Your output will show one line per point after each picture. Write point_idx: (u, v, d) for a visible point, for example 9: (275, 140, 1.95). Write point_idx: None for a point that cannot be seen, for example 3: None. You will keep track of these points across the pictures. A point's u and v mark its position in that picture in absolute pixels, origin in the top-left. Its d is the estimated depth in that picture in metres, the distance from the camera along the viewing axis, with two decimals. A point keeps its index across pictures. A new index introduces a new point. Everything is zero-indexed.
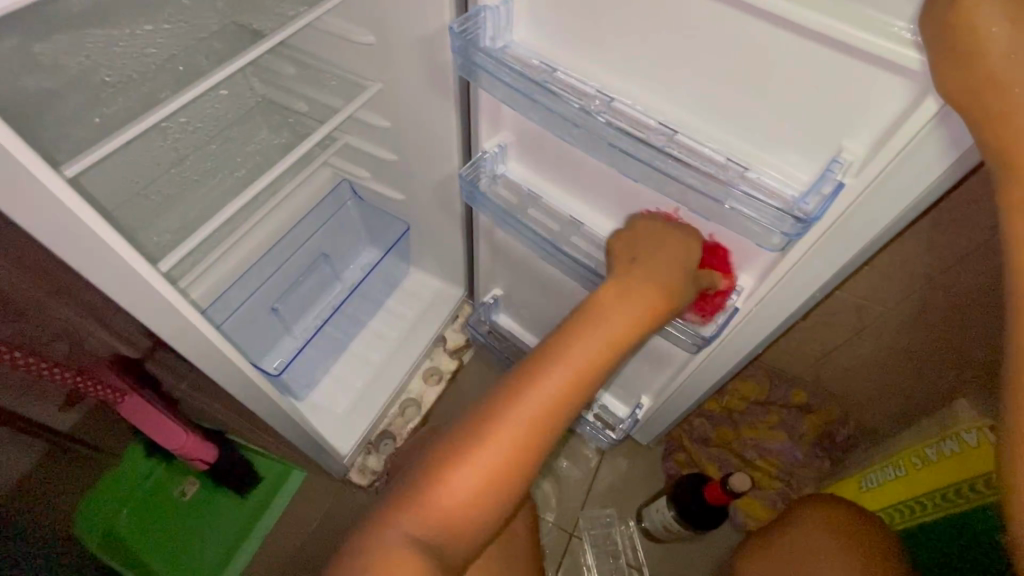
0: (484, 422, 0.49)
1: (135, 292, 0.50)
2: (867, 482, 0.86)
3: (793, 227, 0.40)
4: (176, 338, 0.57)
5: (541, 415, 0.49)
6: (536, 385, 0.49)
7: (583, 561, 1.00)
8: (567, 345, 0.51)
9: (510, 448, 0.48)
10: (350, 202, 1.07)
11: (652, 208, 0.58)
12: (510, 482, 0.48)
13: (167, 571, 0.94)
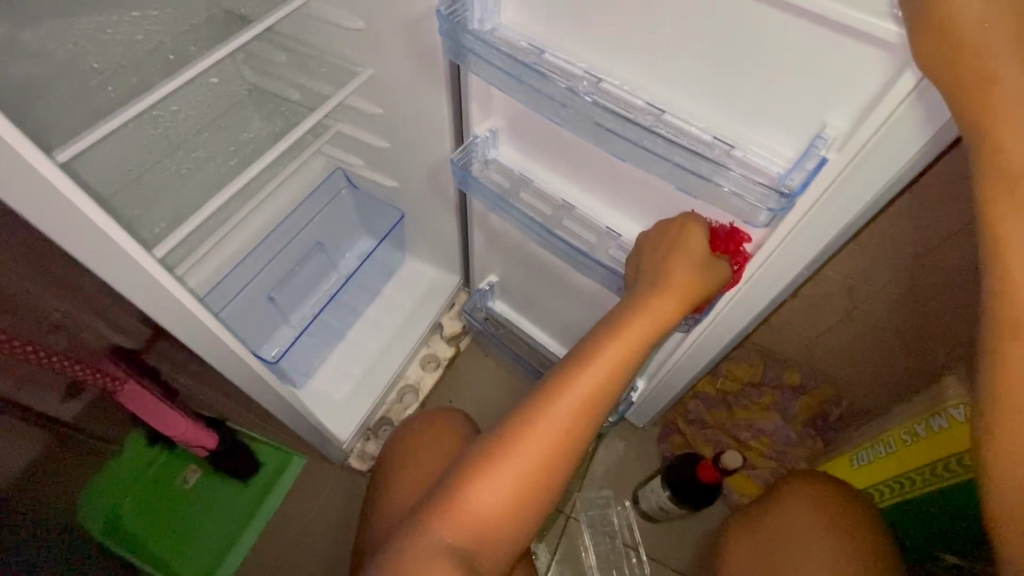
0: (515, 431, 0.49)
1: (131, 278, 0.50)
2: (857, 459, 0.88)
3: (778, 203, 0.42)
4: (173, 325, 0.57)
5: (571, 423, 0.49)
6: (568, 392, 0.49)
7: (580, 541, 1.02)
8: (595, 352, 0.51)
9: (541, 456, 0.48)
10: (345, 190, 1.07)
11: (643, 191, 0.58)
12: (541, 489, 0.49)
13: (169, 557, 0.95)
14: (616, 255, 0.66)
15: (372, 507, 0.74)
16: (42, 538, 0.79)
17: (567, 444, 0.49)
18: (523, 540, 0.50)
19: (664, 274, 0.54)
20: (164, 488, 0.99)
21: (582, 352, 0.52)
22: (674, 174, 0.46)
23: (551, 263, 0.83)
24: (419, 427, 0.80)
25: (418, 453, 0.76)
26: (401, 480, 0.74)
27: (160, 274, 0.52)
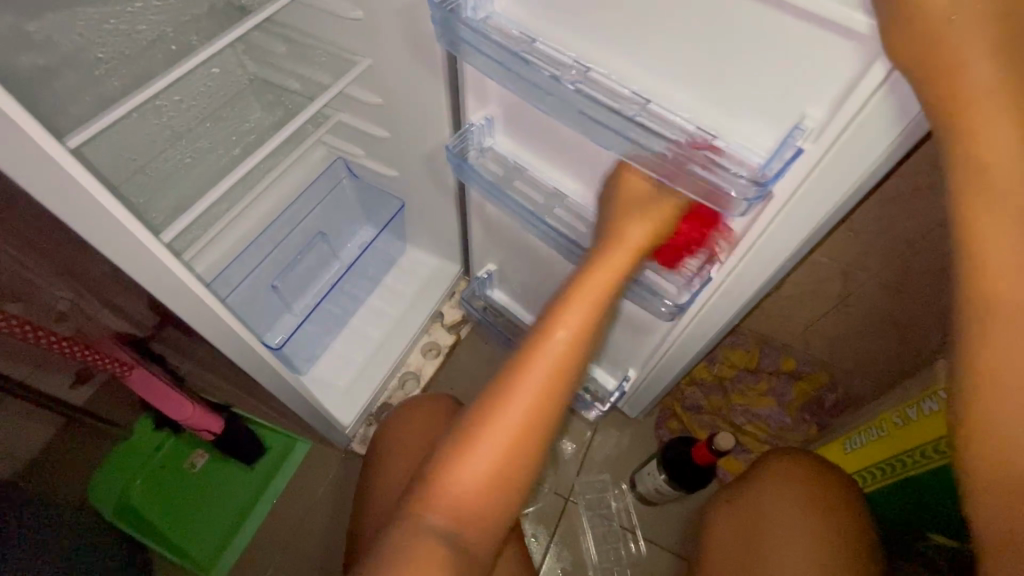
0: (490, 407, 0.50)
1: (138, 262, 0.52)
2: (850, 443, 0.90)
3: (752, 191, 0.43)
4: (179, 309, 0.59)
5: (540, 392, 0.50)
6: (535, 359, 0.51)
7: (578, 523, 1.05)
8: (553, 322, 0.52)
9: (517, 425, 0.49)
10: (345, 179, 1.09)
11: None
12: (521, 456, 0.50)
13: (178, 538, 0.98)
14: None
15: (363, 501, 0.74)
16: (57, 518, 0.81)
17: (540, 412, 0.50)
18: (511, 510, 0.51)
19: (610, 240, 0.54)
20: (171, 474, 1.01)
21: (541, 324, 0.53)
22: (657, 163, 0.48)
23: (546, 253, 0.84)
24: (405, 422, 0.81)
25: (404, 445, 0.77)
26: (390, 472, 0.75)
27: (168, 258, 0.54)
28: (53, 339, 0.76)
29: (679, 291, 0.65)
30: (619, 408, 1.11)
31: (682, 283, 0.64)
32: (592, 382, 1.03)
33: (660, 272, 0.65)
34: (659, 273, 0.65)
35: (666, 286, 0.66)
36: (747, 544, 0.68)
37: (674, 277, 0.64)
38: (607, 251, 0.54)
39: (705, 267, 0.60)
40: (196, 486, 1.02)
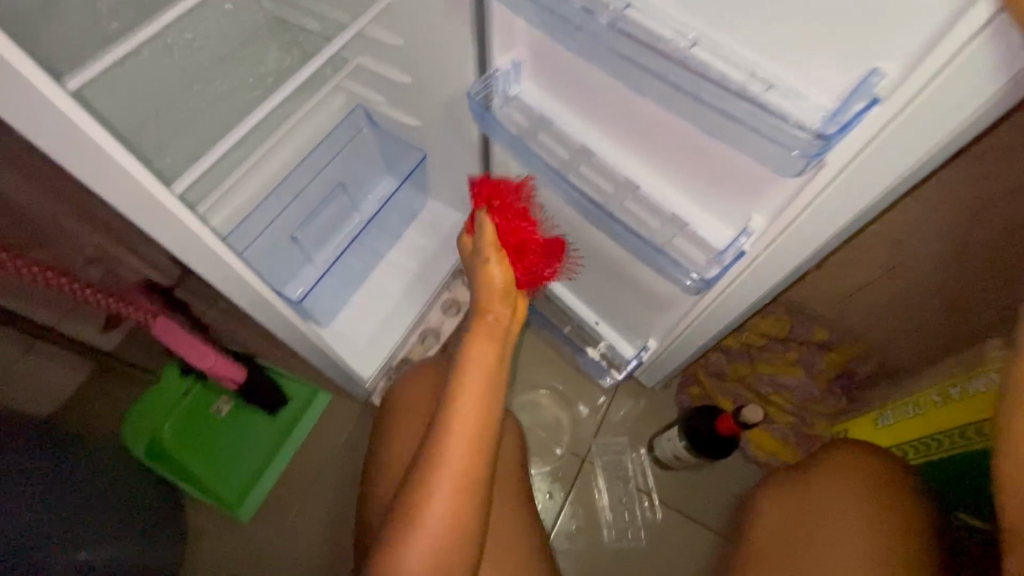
0: (402, 533, 0.48)
1: (147, 211, 0.49)
2: (882, 419, 0.88)
3: (813, 145, 0.37)
4: (193, 262, 0.57)
5: (464, 468, 0.49)
6: (451, 429, 0.49)
7: (594, 482, 1.05)
8: (444, 426, 0.50)
9: (452, 499, 0.48)
10: (366, 128, 1.04)
11: (665, 128, 0.54)
12: (450, 557, 0.48)
13: (207, 476, 1.02)
14: (633, 209, 0.63)
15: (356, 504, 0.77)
16: (91, 458, 0.84)
17: (469, 478, 0.49)
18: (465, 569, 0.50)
19: (482, 296, 0.54)
20: (198, 417, 1.04)
21: (435, 430, 0.51)
22: (702, 114, 0.42)
23: (568, 216, 0.80)
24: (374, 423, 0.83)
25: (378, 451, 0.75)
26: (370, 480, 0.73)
27: (176, 208, 0.51)
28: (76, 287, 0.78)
29: (708, 267, 0.59)
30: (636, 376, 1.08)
31: (711, 256, 0.59)
32: (610, 350, 1.02)
33: (692, 240, 0.60)
34: (690, 242, 0.61)
35: (694, 258, 0.60)
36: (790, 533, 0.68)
37: (704, 249, 0.59)
38: (484, 305, 0.54)
39: (738, 240, 0.56)
40: (222, 430, 1.05)
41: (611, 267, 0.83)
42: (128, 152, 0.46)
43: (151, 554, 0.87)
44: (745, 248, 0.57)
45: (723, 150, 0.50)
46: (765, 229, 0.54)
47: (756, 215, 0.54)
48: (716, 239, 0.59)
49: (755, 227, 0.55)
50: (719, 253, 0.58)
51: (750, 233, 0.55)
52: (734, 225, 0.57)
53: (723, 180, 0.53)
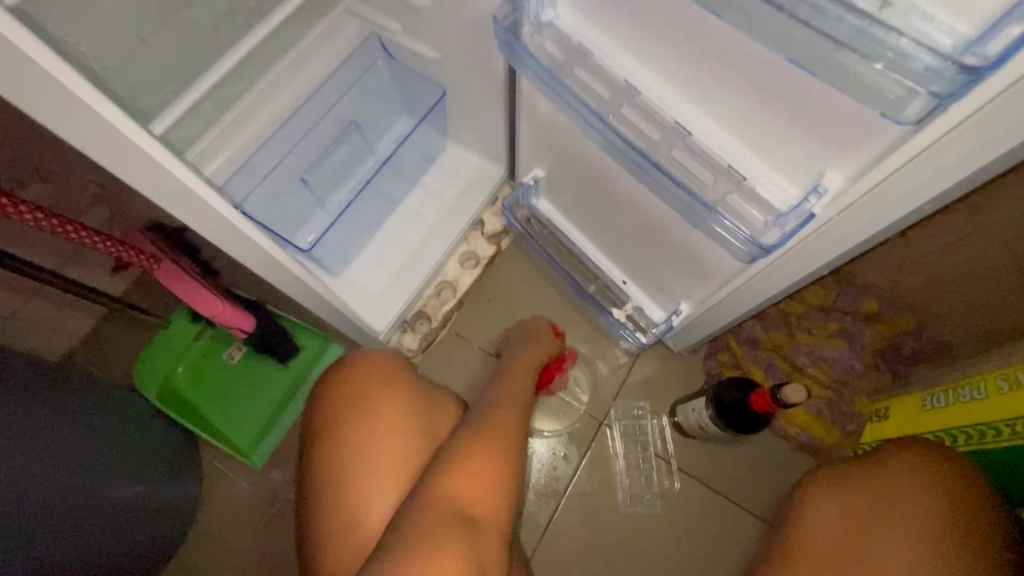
0: (441, 480, 0.60)
1: (96, 137, 0.43)
2: (932, 401, 0.82)
3: (955, 79, 0.32)
4: (165, 202, 0.51)
5: (511, 426, 0.68)
6: (502, 407, 0.71)
7: (611, 447, 1.02)
8: (499, 402, 0.72)
9: (502, 441, 0.66)
10: (380, 60, 0.94)
11: (750, 61, 0.44)
12: (494, 487, 0.63)
13: (221, 421, 1.01)
14: (680, 158, 0.56)
15: (306, 500, 0.67)
16: (95, 395, 0.83)
17: (513, 433, 0.68)
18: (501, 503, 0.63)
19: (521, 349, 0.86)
20: (209, 362, 1.02)
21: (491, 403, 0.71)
22: (806, 42, 0.38)
23: (604, 165, 0.72)
24: (323, 391, 0.72)
25: (360, 452, 0.67)
26: (335, 477, 0.66)
27: (132, 133, 0.45)
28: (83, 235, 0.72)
29: (768, 229, 0.53)
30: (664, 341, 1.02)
31: (770, 217, 0.52)
32: (637, 312, 0.96)
33: (748, 198, 0.53)
34: (746, 200, 0.53)
35: (751, 220, 0.54)
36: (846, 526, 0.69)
37: (762, 209, 0.52)
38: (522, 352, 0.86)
39: (806, 200, 0.50)
40: (234, 377, 1.02)
41: (645, 231, 0.78)
42: (74, 74, 0.40)
43: (154, 490, 0.88)
44: (814, 211, 0.50)
45: (806, 89, 0.43)
46: (841, 189, 0.47)
47: (833, 172, 0.47)
48: (780, 200, 0.52)
49: (826, 185, 0.48)
50: (781, 214, 0.51)
51: (821, 192, 0.49)
52: (798, 182, 0.50)
53: (796, 122, 0.46)
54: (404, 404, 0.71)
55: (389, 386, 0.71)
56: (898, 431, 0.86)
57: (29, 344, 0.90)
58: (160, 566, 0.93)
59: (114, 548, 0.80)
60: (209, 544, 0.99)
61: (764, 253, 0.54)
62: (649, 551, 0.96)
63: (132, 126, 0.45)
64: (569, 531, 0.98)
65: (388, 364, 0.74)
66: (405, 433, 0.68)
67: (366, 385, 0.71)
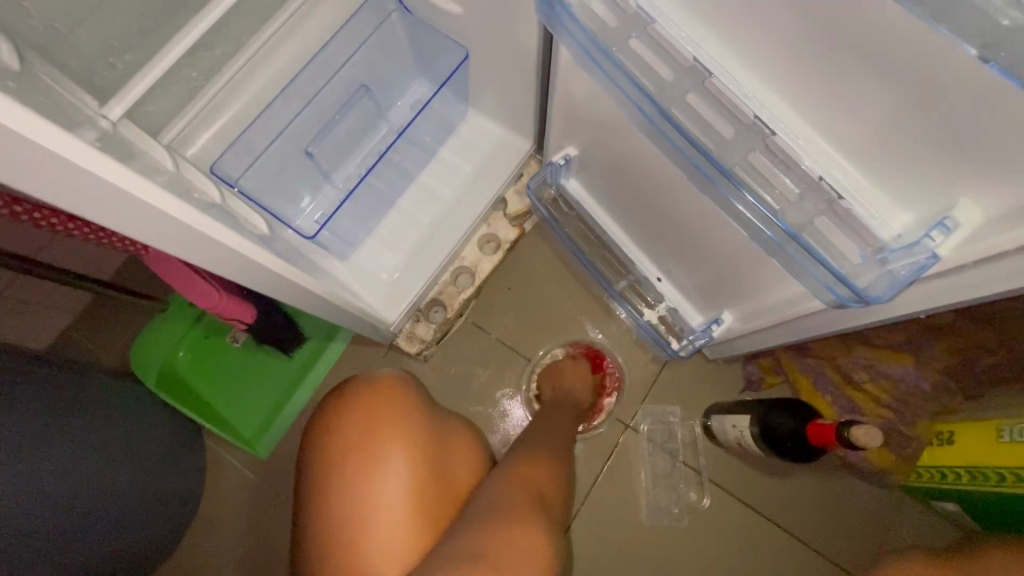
0: (518, 474, 0.70)
1: (26, 163, 0.32)
2: (1008, 433, 0.71)
3: None
4: (128, 227, 0.41)
5: (561, 447, 0.81)
6: (556, 430, 0.84)
7: (637, 453, 0.95)
8: (552, 427, 0.84)
9: (557, 460, 0.78)
10: (395, 14, 0.80)
11: (893, 56, 0.33)
12: (553, 491, 0.72)
13: (227, 407, 0.97)
14: (757, 163, 0.45)
15: (338, 475, 0.66)
16: (90, 389, 0.77)
17: (564, 453, 0.80)
18: (557, 506, 0.71)
19: (566, 372, 0.94)
20: (214, 346, 0.97)
21: (548, 426, 0.84)
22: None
23: (663, 171, 0.61)
24: (340, 414, 0.71)
25: (382, 489, 0.64)
26: (383, 458, 0.66)
27: (70, 150, 0.34)
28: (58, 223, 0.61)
29: (865, 269, 0.43)
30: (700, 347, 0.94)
31: (870, 249, 0.42)
32: (672, 314, 0.88)
33: (842, 222, 0.43)
34: (836, 224, 0.43)
35: (842, 251, 0.44)
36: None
37: (858, 239, 0.43)
38: (567, 375, 0.93)
39: (927, 236, 0.38)
40: (241, 361, 0.98)
41: (691, 236, 0.69)
42: None
43: (156, 486, 0.84)
44: (936, 251, 0.38)
45: (965, 92, 0.31)
46: (977, 230, 0.36)
47: (968, 201, 0.36)
48: (879, 233, 0.42)
49: (958, 220, 0.37)
50: (886, 248, 0.41)
51: (952, 225, 0.37)
52: (914, 209, 0.40)
53: (941, 138, 0.34)
54: (426, 440, 0.69)
55: (408, 419, 0.71)
56: (963, 458, 0.77)
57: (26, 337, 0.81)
58: (165, 554, 0.92)
59: (113, 551, 0.76)
60: (217, 532, 0.97)
61: (861, 301, 0.44)
62: (674, 566, 0.91)
63: (59, 137, 0.34)
64: (589, 541, 0.92)
65: (408, 396, 0.74)
66: (427, 469, 0.67)
67: (384, 418, 0.70)
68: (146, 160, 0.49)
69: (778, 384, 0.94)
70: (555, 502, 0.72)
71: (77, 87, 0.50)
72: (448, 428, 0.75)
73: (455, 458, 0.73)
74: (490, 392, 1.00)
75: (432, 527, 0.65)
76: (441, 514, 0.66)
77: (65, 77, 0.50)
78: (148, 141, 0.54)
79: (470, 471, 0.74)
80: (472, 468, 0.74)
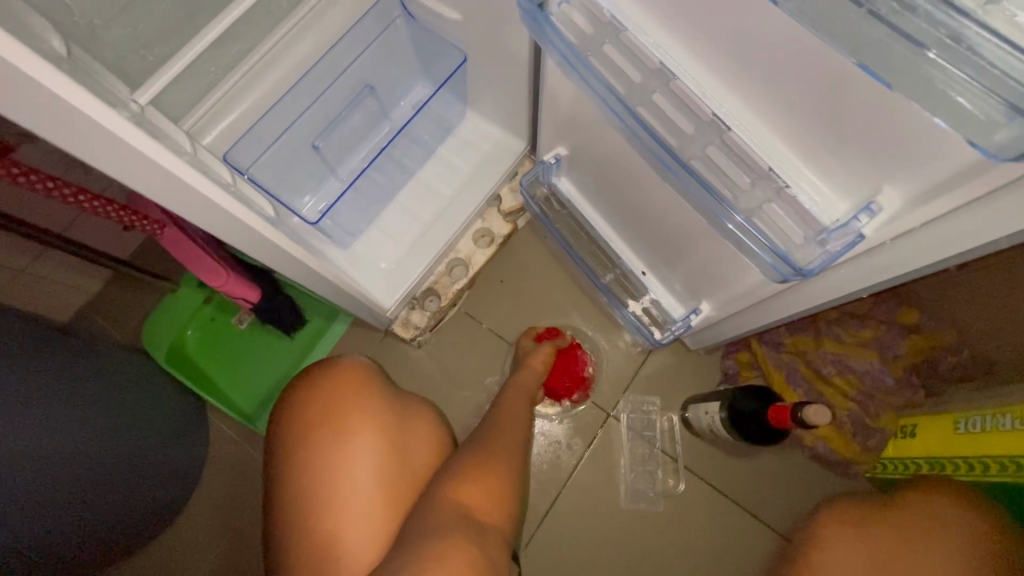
0: (472, 459, 0.73)
1: (72, 129, 0.38)
2: (964, 424, 0.76)
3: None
4: (149, 191, 0.46)
5: (517, 429, 0.81)
6: (511, 412, 0.84)
7: (616, 439, 0.99)
8: (506, 409, 0.84)
9: (514, 443, 0.79)
10: (400, 19, 0.86)
11: (816, 61, 0.37)
12: (509, 473, 0.74)
13: (231, 384, 1.03)
14: (714, 156, 0.49)
15: (303, 477, 0.70)
16: (105, 360, 0.83)
17: (521, 436, 0.81)
18: (513, 489, 0.73)
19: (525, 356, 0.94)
20: (221, 325, 1.03)
21: (501, 409, 0.84)
22: (885, 50, 0.31)
23: (638, 167, 0.66)
24: (300, 418, 0.74)
25: (349, 467, 0.70)
26: (342, 458, 0.70)
27: (109, 121, 0.40)
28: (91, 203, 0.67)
29: (805, 248, 0.47)
30: (681, 338, 0.98)
31: (811, 231, 0.46)
32: (656, 307, 0.92)
33: (791, 208, 0.46)
34: (786, 211, 0.46)
35: (788, 232, 0.48)
36: (878, 544, 0.68)
37: (804, 223, 0.46)
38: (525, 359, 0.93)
39: (856, 218, 0.42)
40: (245, 341, 1.04)
41: (666, 228, 0.73)
42: (41, 57, 0.36)
43: (163, 454, 0.89)
44: (863, 232, 0.43)
45: (869, 93, 0.36)
46: (898, 211, 0.41)
47: (890, 188, 0.40)
48: (823, 215, 0.44)
49: (881, 204, 0.41)
50: (825, 230, 0.44)
51: (876, 209, 0.42)
52: (851, 196, 0.43)
53: (855, 132, 0.39)
54: (386, 427, 0.74)
55: (372, 402, 0.76)
56: (924, 449, 0.81)
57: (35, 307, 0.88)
58: (167, 522, 0.97)
59: (125, 510, 0.82)
60: (216, 503, 1.02)
61: (798, 275, 0.49)
62: (649, 548, 0.95)
63: (102, 110, 0.40)
64: (568, 523, 0.97)
65: (372, 380, 0.79)
66: (390, 451, 0.72)
67: (343, 411, 0.74)
68: (171, 141, 0.55)
69: (754, 378, 0.97)
70: (514, 482, 0.74)
71: (113, 77, 0.56)
72: (409, 411, 0.79)
73: (415, 447, 0.76)
74: (479, 379, 1.04)
75: (397, 503, 0.70)
76: (405, 491, 0.71)
77: (102, 68, 0.56)
78: (171, 128, 0.60)
79: (428, 457, 0.76)
80: (432, 452, 0.77)
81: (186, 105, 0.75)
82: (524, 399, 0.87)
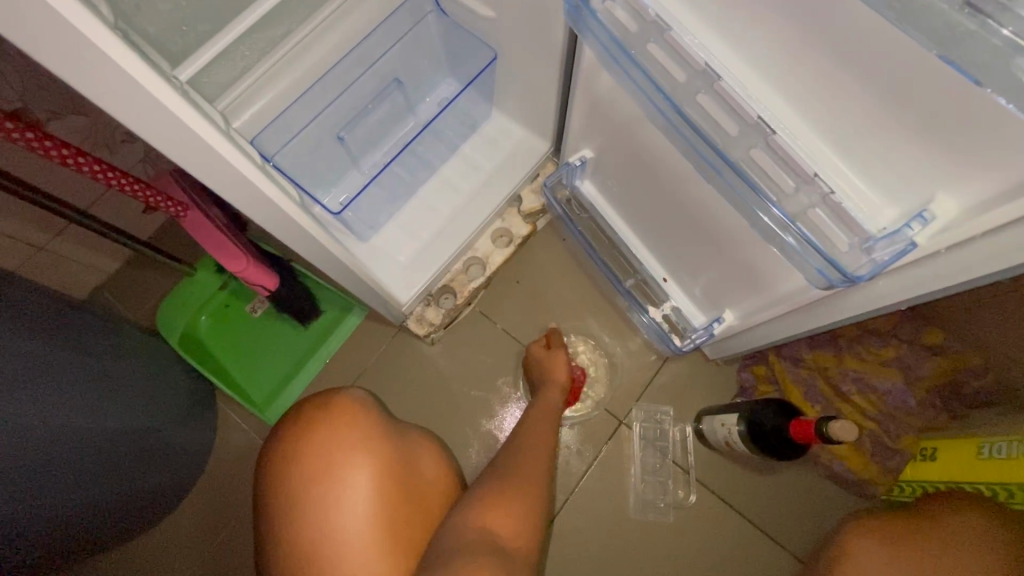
0: (494, 485, 0.72)
1: (114, 89, 0.39)
2: (988, 449, 0.73)
3: None
4: (182, 159, 0.47)
5: (539, 455, 0.79)
6: (530, 436, 0.82)
7: (628, 448, 0.98)
8: (529, 432, 0.83)
9: (535, 468, 0.77)
10: (432, 15, 0.86)
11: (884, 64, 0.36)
12: (531, 503, 0.72)
13: (241, 371, 1.02)
14: (759, 159, 0.48)
15: (306, 504, 0.69)
16: (118, 338, 0.83)
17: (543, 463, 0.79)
18: (536, 519, 0.71)
19: (546, 361, 0.94)
20: (235, 313, 1.03)
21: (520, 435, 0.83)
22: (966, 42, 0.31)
23: (675, 168, 0.65)
24: (303, 442, 0.73)
25: (351, 507, 0.68)
26: (347, 489, 0.69)
27: (154, 85, 0.40)
28: (123, 182, 0.68)
29: (852, 256, 0.45)
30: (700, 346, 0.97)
31: (856, 239, 0.44)
32: (676, 314, 0.91)
33: (833, 212, 0.44)
34: (830, 215, 0.45)
35: (832, 239, 0.46)
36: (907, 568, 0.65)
37: (848, 228, 0.44)
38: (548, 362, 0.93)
39: (907, 226, 0.41)
40: (259, 329, 1.04)
41: (698, 231, 0.72)
42: (96, 17, 0.36)
43: (172, 435, 0.89)
44: (914, 240, 0.42)
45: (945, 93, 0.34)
46: (953, 220, 0.40)
47: (944, 196, 0.40)
48: (874, 224, 0.44)
49: (935, 212, 0.41)
50: (871, 237, 0.43)
51: (928, 218, 0.41)
52: (900, 203, 0.42)
53: (925, 134, 0.37)
54: (392, 458, 0.72)
55: (377, 431, 0.74)
56: (944, 473, 0.78)
57: (53, 280, 0.89)
58: (170, 506, 0.96)
59: (134, 490, 0.82)
60: (220, 490, 1.01)
61: (847, 282, 0.46)
62: (658, 559, 0.93)
63: (150, 76, 0.40)
64: (576, 530, 0.95)
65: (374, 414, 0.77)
66: (396, 485, 0.71)
67: (348, 438, 0.72)
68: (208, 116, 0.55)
69: (771, 393, 0.94)
70: (535, 502, 0.73)
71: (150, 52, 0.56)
72: (415, 443, 0.78)
73: (422, 480, 0.75)
74: (492, 379, 1.03)
75: (402, 542, 0.68)
76: (411, 528, 0.70)
77: (140, 44, 0.55)
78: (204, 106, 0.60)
79: (435, 491, 0.75)
80: (439, 488, 0.76)
81: (218, 88, 0.75)
82: (549, 417, 0.86)
